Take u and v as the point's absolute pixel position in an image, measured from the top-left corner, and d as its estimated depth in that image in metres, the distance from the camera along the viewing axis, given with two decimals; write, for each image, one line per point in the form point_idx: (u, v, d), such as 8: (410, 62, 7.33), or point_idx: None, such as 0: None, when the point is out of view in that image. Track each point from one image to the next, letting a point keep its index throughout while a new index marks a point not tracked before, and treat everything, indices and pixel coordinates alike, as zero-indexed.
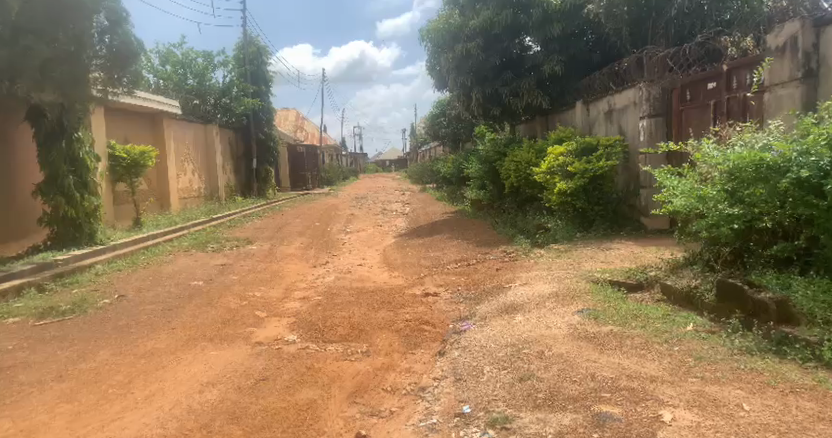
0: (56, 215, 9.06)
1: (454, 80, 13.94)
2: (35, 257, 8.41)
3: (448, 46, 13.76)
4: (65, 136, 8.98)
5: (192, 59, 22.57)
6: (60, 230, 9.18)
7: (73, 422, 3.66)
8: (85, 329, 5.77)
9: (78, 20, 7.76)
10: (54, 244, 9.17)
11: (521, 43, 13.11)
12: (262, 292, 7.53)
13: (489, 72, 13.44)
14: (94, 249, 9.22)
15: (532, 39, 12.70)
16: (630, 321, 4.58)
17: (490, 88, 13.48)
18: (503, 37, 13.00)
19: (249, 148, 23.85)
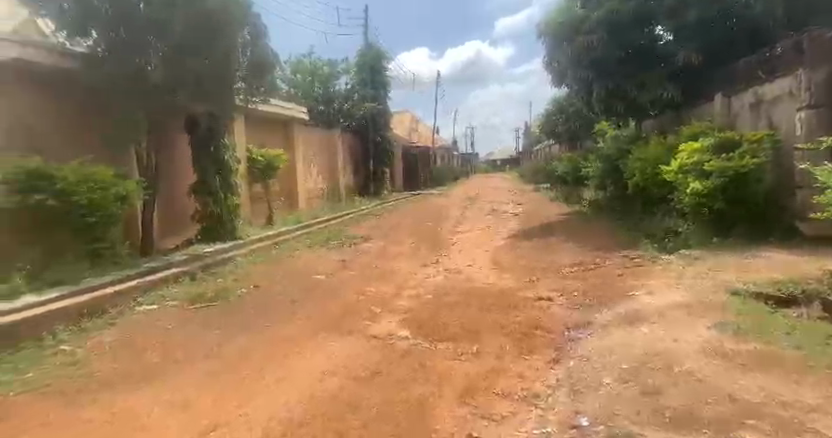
0: (206, 212, 10.15)
1: (575, 75, 13.53)
2: (189, 249, 9.47)
3: (568, 41, 13.39)
4: (213, 141, 10.05)
5: (319, 68, 24.54)
6: (207, 226, 10.26)
7: (216, 398, 4.07)
8: (225, 315, 6.41)
9: (229, 36, 8.46)
10: (202, 238, 10.26)
11: (651, 32, 12.24)
12: (376, 288, 7.85)
13: (614, 65, 12.77)
14: (234, 243, 10.17)
15: (664, 28, 11.83)
16: (783, 339, 4.16)
17: (614, 81, 12.81)
18: (631, 27, 12.22)
19: (367, 150, 24.91)
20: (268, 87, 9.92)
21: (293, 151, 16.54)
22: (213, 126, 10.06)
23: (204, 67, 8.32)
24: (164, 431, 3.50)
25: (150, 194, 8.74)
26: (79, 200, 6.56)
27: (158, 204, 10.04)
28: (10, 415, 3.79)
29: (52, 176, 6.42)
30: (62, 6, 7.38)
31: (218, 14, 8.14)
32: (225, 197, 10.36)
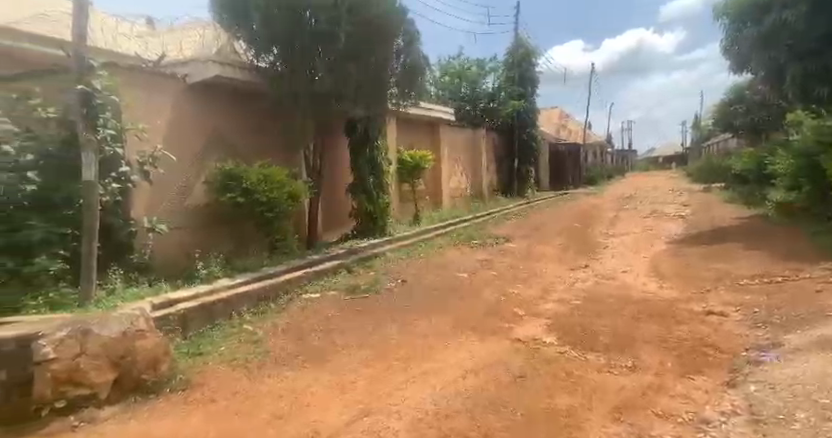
0: (361, 209, 10.82)
1: (764, 57, 12.04)
2: (347, 244, 10.16)
3: (756, 21, 11.95)
4: (369, 143, 10.65)
5: (466, 68, 24.69)
6: (362, 222, 10.92)
7: (369, 384, 4.33)
8: (377, 307, 6.76)
9: (383, 45, 9.14)
10: (358, 234, 10.96)
11: None
12: (520, 290, 7.72)
13: (815, 45, 11.11)
14: (385, 239, 10.70)
15: None
16: None
17: (815, 62, 11.14)
18: None
19: (512, 149, 24.60)
20: (418, 91, 10.28)
21: (439, 151, 16.93)
22: (369, 129, 10.66)
23: (362, 74, 8.92)
24: (326, 411, 3.79)
25: (317, 192, 9.53)
26: (261, 197, 7.37)
27: (322, 201, 10.94)
28: (204, 381, 4.40)
29: (240, 176, 7.30)
30: (251, 27, 8.22)
31: (372, 22, 8.79)
32: (377, 196, 10.96)
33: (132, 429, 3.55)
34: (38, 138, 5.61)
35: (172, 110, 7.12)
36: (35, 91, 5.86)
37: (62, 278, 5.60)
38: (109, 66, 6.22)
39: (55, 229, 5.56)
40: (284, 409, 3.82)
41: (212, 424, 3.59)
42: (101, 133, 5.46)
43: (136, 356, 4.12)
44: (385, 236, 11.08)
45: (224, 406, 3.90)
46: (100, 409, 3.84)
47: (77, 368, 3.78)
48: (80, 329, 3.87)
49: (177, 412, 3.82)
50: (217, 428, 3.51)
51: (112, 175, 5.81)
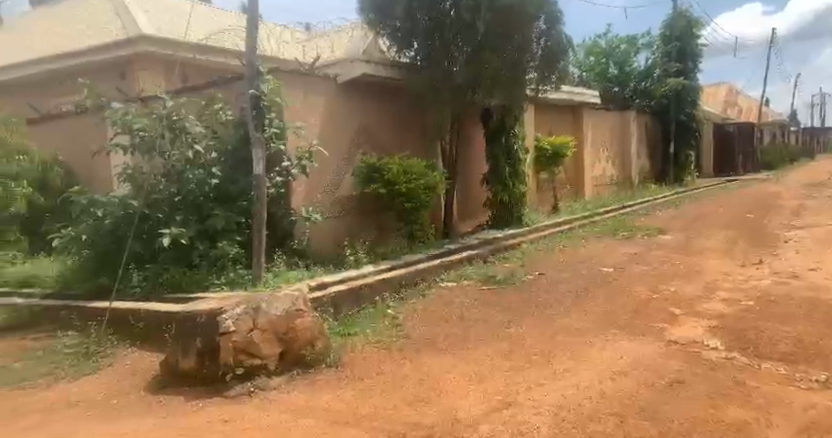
0: (496, 199, 10.73)
1: None
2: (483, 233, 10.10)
3: None
4: (504, 132, 10.53)
5: (615, 47, 23.52)
6: (498, 213, 10.81)
7: (509, 377, 4.28)
8: (516, 299, 6.66)
9: (523, 29, 8.85)
10: (493, 225, 10.86)
11: None
12: (677, 287, 7.04)
13: None
14: (522, 229, 10.46)
15: None
16: None
17: None
18: None
19: (668, 131, 22.42)
20: (560, 75, 9.81)
21: (583, 137, 16.13)
22: (506, 118, 10.55)
23: (500, 62, 8.74)
24: (465, 400, 3.81)
25: (453, 183, 9.65)
26: (402, 188, 7.66)
27: (458, 192, 11.06)
28: (353, 361, 4.72)
29: (383, 168, 7.68)
30: (394, 24, 8.57)
31: (512, 10, 8.58)
32: (513, 185, 10.76)
33: (293, 399, 3.92)
34: (220, 138, 6.55)
35: (326, 107, 7.71)
36: (219, 97, 6.73)
37: (239, 262, 6.19)
38: (274, 71, 6.97)
39: (234, 217, 6.27)
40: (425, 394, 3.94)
41: (360, 401, 3.83)
42: (268, 132, 6.09)
43: (296, 333, 4.51)
44: (522, 227, 10.83)
45: (371, 386, 4.13)
46: (270, 379, 4.30)
47: (250, 341, 4.28)
48: (253, 306, 4.41)
49: (331, 388, 4.14)
50: (364, 406, 3.73)
51: (276, 169, 6.47)
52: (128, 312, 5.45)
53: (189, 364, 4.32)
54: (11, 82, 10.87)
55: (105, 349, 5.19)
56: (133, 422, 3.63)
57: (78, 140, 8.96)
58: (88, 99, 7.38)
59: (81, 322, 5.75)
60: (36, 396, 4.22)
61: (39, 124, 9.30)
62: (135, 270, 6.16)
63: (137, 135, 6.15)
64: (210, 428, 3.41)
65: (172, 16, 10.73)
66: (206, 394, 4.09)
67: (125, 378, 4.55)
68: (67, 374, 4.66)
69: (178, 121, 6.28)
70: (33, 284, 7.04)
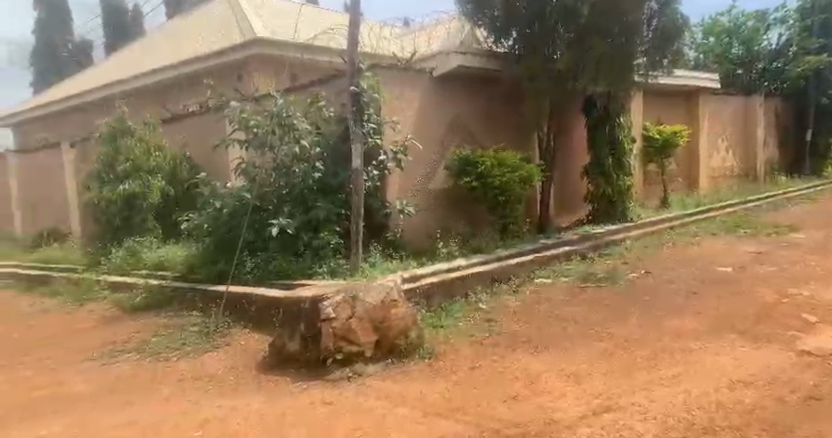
0: (597, 192, 10.19)
1: None
2: (581, 229, 9.66)
3: None
4: (609, 123, 10.06)
5: (741, 25, 21.32)
6: (598, 207, 10.26)
7: (612, 379, 4.03)
8: (617, 298, 6.28)
9: (633, 11, 8.31)
10: (593, 220, 10.33)
11: None
12: (811, 291, 6.25)
13: None
14: (626, 225, 9.85)
15: None
16: None
17: None
18: None
19: (805, 117, 19.70)
20: (673, 59, 9.27)
21: (699, 125, 14.75)
22: (610, 107, 10.06)
23: (606, 47, 8.26)
24: (564, 400, 3.60)
25: (549, 176, 9.30)
26: (494, 181, 7.53)
27: (554, 185, 10.61)
28: (446, 353, 4.72)
29: (476, 162, 7.58)
30: (492, 14, 8.37)
31: None
32: (616, 177, 10.18)
33: (389, 386, 3.99)
34: (323, 134, 6.82)
35: (421, 101, 7.80)
36: (323, 94, 7.02)
37: (339, 251, 6.42)
38: (372, 68, 7.20)
39: (336, 210, 6.52)
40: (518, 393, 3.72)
41: (453, 393, 3.79)
42: (366, 127, 6.29)
43: (391, 323, 4.54)
44: (626, 222, 10.19)
45: (465, 380, 4.08)
46: (368, 366, 4.38)
47: (348, 328, 4.40)
48: (351, 294, 4.52)
49: (425, 378, 4.14)
50: (458, 400, 3.66)
51: (373, 163, 6.68)
52: (243, 296, 5.88)
53: (293, 347, 4.56)
54: (149, 87, 12.20)
55: (223, 329, 5.65)
56: (246, 399, 3.93)
57: (203, 137, 9.80)
58: (211, 99, 8.08)
59: (203, 303, 6.33)
60: (166, 370, 4.72)
61: (172, 123, 10.34)
62: (248, 256, 6.61)
63: (253, 130, 6.66)
64: (311, 410, 3.58)
65: (283, 19, 11.43)
66: (309, 377, 4.30)
67: (238, 357, 4.92)
68: (193, 350, 5.16)
69: (287, 118, 6.69)
70: (165, 268, 7.82)
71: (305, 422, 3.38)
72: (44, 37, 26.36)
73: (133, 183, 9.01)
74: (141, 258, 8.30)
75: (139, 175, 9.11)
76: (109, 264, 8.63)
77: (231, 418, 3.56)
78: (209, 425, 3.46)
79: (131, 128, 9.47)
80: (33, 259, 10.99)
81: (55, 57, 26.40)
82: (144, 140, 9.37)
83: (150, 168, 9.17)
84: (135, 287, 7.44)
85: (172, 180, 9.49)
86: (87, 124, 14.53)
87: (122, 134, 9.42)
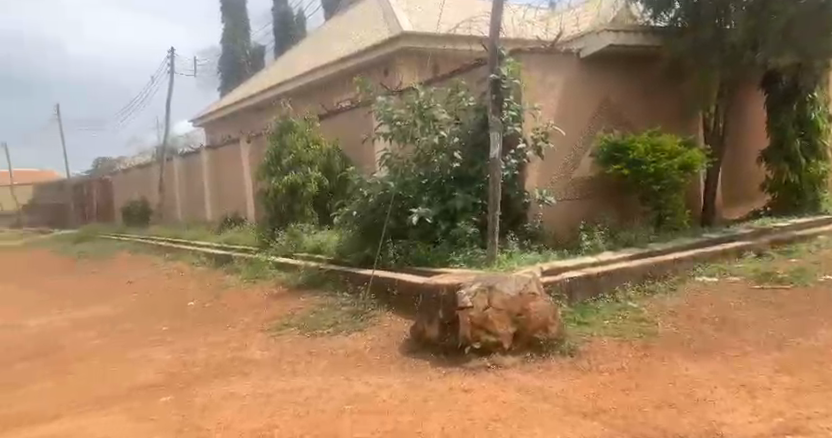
0: (779, 181, 8.86)
1: None
2: (755, 222, 8.45)
3: None
4: (799, 97, 8.77)
5: None
6: (781, 197, 8.93)
7: (797, 395, 3.33)
8: (804, 303, 5.36)
9: None
10: (774, 211, 9.01)
11: None
12: None
13: None
14: (817, 218, 8.38)
15: None
16: None
17: None
18: None
19: None
20: None
21: None
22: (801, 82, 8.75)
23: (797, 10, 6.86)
24: (732, 413, 3.03)
25: (716, 163, 8.29)
26: (648, 169, 6.93)
27: (722, 175, 9.43)
28: (593, 351, 4.39)
29: (627, 148, 7.01)
30: None
31: None
32: (806, 162, 8.82)
33: (530, 378, 3.86)
34: (462, 124, 6.77)
35: (566, 85, 7.44)
36: (463, 83, 7.01)
37: (476, 241, 6.33)
38: (514, 53, 7.03)
39: (473, 199, 6.47)
40: (677, 397, 3.32)
41: (599, 390, 3.54)
42: (506, 115, 6.16)
43: (530, 315, 4.37)
44: (818, 214, 8.69)
45: (612, 379, 3.73)
46: (505, 357, 4.25)
47: (486, 317, 4.33)
48: (488, 284, 4.46)
49: (568, 373, 3.91)
50: (604, 400, 3.33)
51: (511, 153, 6.55)
52: (386, 280, 6.15)
53: (432, 332, 4.64)
54: (309, 86, 13.33)
55: (370, 310, 5.96)
56: (390, 378, 4.12)
57: (353, 130, 10.34)
58: (360, 94, 8.51)
59: (352, 285, 6.76)
60: (321, 345, 5.12)
61: (327, 118, 11.13)
62: (391, 243, 6.94)
63: (396, 124, 6.93)
64: (451, 395, 3.62)
65: (430, 12, 11.62)
66: (448, 362, 4.34)
67: (383, 337, 5.16)
68: (345, 328, 5.53)
69: (428, 110, 6.83)
70: (321, 252, 8.48)
71: (444, 406, 3.43)
72: (228, 46, 30.05)
73: (295, 174, 9.92)
74: (302, 242, 9.13)
75: (300, 166, 10.00)
76: (276, 247, 9.65)
77: (378, 395, 3.77)
78: (358, 401, 3.70)
79: (293, 124, 10.44)
80: (219, 240, 12.68)
81: (237, 63, 29.98)
82: (303, 134, 10.26)
83: (309, 160, 10.00)
84: (297, 268, 8.18)
85: (327, 171, 10.23)
86: (259, 122, 16.29)
87: (286, 130, 10.41)
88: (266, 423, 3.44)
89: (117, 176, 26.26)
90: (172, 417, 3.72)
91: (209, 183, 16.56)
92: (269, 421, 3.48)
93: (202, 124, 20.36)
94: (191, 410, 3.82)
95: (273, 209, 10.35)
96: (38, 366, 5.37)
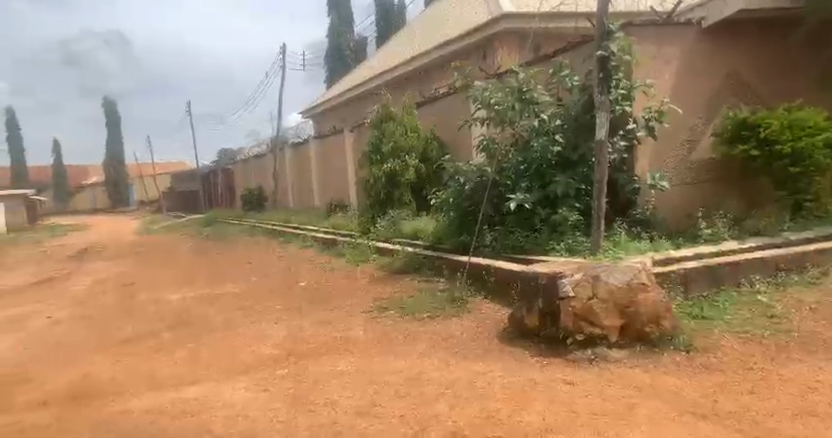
0: None
1: None
2: None
3: None
4: None
5: None
6: None
7: None
8: None
9: None
10: None
11: None
12: None
13: None
14: None
15: None
16: None
17: None
18: None
19: None
20: None
21: None
22: None
23: None
24: None
25: None
26: (784, 148, 6.13)
27: None
28: (714, 348, 3.99)
29: (757, 125, 6.33)
30: None
31: None
32: None
33: (639, 374, 3.60)
34: (564, 105, 6.46)
35: (681, 60, 6.84)
36: (566, 62, 6.62)
37: (578, 228, 6.01)
38: (623, 28, 6.62)
39: (575, 184, 6.12)
40: (818, 405, 2.92)
41: (721, 390, 3.22)
42: (613, 94, 5.76)
43: (639, 308, 4.07)
44: None
45: (737, 380, 3.37)
46: (611, 351, 4.01)
47: (589, 309, 4.09)
48: (591, 274, 4.20)
49: (682, 371, 3.59)
50: (727, 402, 3.02)
51: (619, 133, 6.21)
52: (483, 268, 6.03)
53: (532, 321, 4.49)
54: (409, 74, 13.46)
55: (467, 296, 5.90)
56: (490, 365, 4.05)
57: (449, 115, 10.26)
58: (457, 79, 8.36)
59: (449, 271, 6.73)
60: (420, 329, 5.16)
61: (425, 105, 11.16)
62: (488, 230, 6.81)
63: (493, 108, 6.63)
64: (554, 386, 3.47)
65: None
66: (549, 353, 4.17)
67: (481, 324, 5.08)
68: (443, 313, 5.52)
69: (528, 93, 6.54)
70: (419, 238, 8.55)
71: (546, 397, 3.30)
72: (333, 38, 31.14)
73: (393, 162, 10.08)
74: (400, 228, 9.28)
75: (398, 154, 10.14)
76: (377, 233, 9.90)
77: (477, 382, 3.72)
78: (457, 385, 3.67)
79: (392, 113, 10.60)
80: (324, 226, 13.27)
81: (342, 54, 31.01)
82: (402, 122, 10.39)
83: (407, 147, 10.11)
84: (395, 253, 8.32)
85: (424, 158, 10.29)
86: (360, 112, 16.77)
87: (385, 118, 10.58)
88: (369, 401, 3.52)
89: (237, 166, 28.40)
90: (284, 390, 3.94)
91: (315, 172, 17.39)
92: (372, 399, 3.57)
93: (310, 115, 21.37)
94: (300, 385, 4.03)
95: (373, 196, 10.60)
96: (172, 335, 5.96)
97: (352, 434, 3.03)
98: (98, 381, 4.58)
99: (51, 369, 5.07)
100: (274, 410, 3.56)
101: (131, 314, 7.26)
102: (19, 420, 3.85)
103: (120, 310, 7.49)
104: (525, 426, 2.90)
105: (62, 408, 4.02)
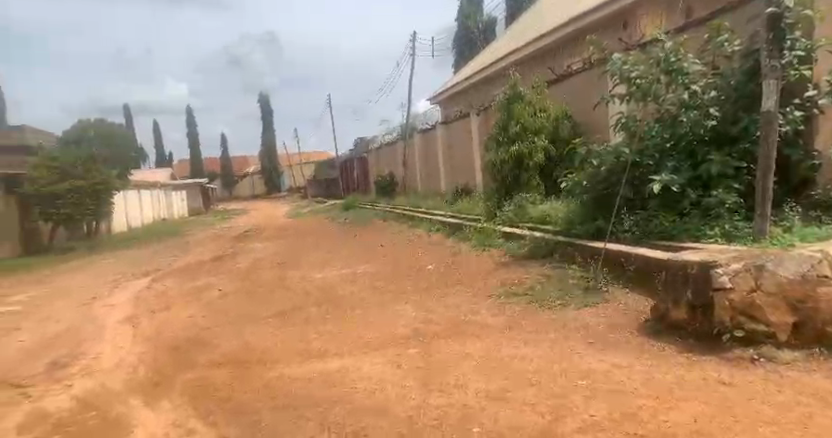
0: None
1: None
2: None
3: None
4: None
5: None
6: None
7: None
8: None
9: None
10: None
11: None
12: None
13: None
14: None
15: None
16: None
17: None
18: None
19: None
20: None
21: None
22: None
23: None
24: None
25: None
26: None
27: None
28: None
29: None
30: None
31: None
32: None
33: (818, 380, 3.06)
34: (721, 74, 5.75)
35: None
36: (726, 22, 5.81)
37: (736, 212, 5.34)
38: None
39: (731, 162, 5.40)
40: None
41: None
42: (789, 56, 4.98)
43: (818, 304, 3.47)
44: None
45: None
46: (780, 352, 3.47)
47: (752, 303, 3.60)
48: (755, 263, 3.67)
49: None
50: None
51: (794, 102, 5.45)
52: (621, 255, 5.61)
53: (680, 315, 4.05)
54: (542, 51, 12.98)
55: (603, 284, 5.51)
56: (630, 359, 3.72)
57: (583, 93, 9.71)
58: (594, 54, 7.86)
59: (582, 258, 6.35)
60: (551, 317, 4.91)
61: (556, 84, 10.69)
62: (627, 214, 6.35)
63: (634, 83, 6.22)
64: (707, 386, 3.09)
65: None
66: (701, 350, 3.72)
67: (618, 315, 4.70)
68: (575, 303, 5.20)
69: (676, 62, 5.90)
70: (548, 223, 8.21)
71: (698, 397, 2.94)
72: (462, 22, 31.01)
73: (522, 144, 9.84)
74: (528, 212, 8.99)
75: (527, 136, 9.84)
76: (502, 217, 9.68)
77: (616, 375, 3.44)
78: (593, 377, 3.43)
79: (521, 93, 10.30)
80: (451, 211, 13.33)
81: (471, 37, 30.79)
82: (531, 103, 10.04)
83: (535, 128, 9.79)
84: (523, 238, 8.05)
85: (554, 139, 9.85)
86: (489, 95, 16.57)
87: (514, 100, 10.30)
88: (499, 387, 3.42)
89: (372, 153, 29.66)
90: (414, 368, 3.99)
91: (443, 157, 17.54)
92: (502, 384, 3.46)
93: (438, 101, 21.59)
94: (431, 364, 4.04)
95: (500, 179, 10.41)
96: (317, 310, 6.36)
97: (482, 418, 2.96)
98: (254, 348, 5.03)
99: (218, 335, 5.69)
100: (406, 386, 3.61)
101: (281, 289, 7.89)
102: (192, 379, 4.37)
103: (273, 286, 8.19)
104: (673, 427, 2.60)
105: (225, 370, 4.48)
